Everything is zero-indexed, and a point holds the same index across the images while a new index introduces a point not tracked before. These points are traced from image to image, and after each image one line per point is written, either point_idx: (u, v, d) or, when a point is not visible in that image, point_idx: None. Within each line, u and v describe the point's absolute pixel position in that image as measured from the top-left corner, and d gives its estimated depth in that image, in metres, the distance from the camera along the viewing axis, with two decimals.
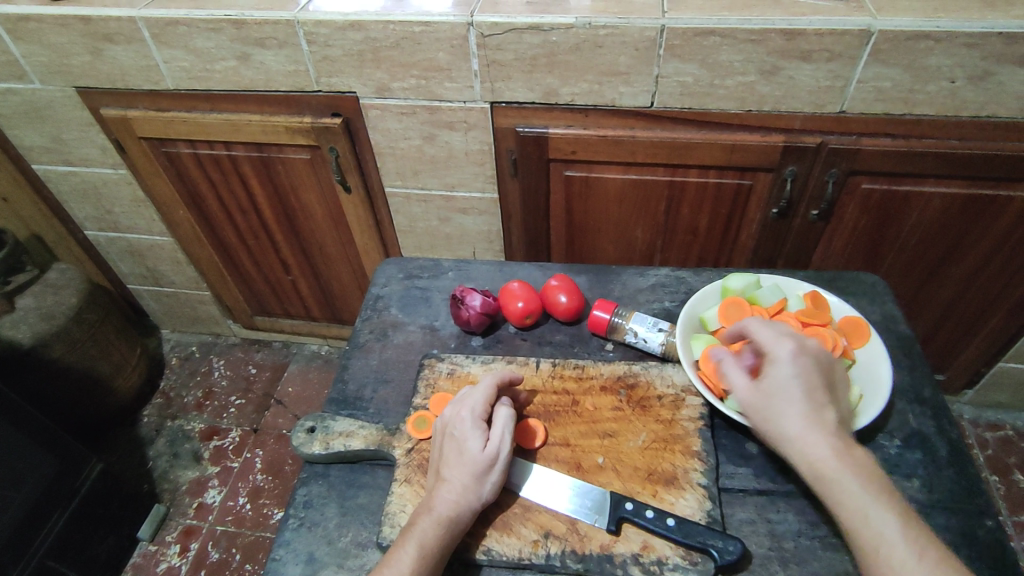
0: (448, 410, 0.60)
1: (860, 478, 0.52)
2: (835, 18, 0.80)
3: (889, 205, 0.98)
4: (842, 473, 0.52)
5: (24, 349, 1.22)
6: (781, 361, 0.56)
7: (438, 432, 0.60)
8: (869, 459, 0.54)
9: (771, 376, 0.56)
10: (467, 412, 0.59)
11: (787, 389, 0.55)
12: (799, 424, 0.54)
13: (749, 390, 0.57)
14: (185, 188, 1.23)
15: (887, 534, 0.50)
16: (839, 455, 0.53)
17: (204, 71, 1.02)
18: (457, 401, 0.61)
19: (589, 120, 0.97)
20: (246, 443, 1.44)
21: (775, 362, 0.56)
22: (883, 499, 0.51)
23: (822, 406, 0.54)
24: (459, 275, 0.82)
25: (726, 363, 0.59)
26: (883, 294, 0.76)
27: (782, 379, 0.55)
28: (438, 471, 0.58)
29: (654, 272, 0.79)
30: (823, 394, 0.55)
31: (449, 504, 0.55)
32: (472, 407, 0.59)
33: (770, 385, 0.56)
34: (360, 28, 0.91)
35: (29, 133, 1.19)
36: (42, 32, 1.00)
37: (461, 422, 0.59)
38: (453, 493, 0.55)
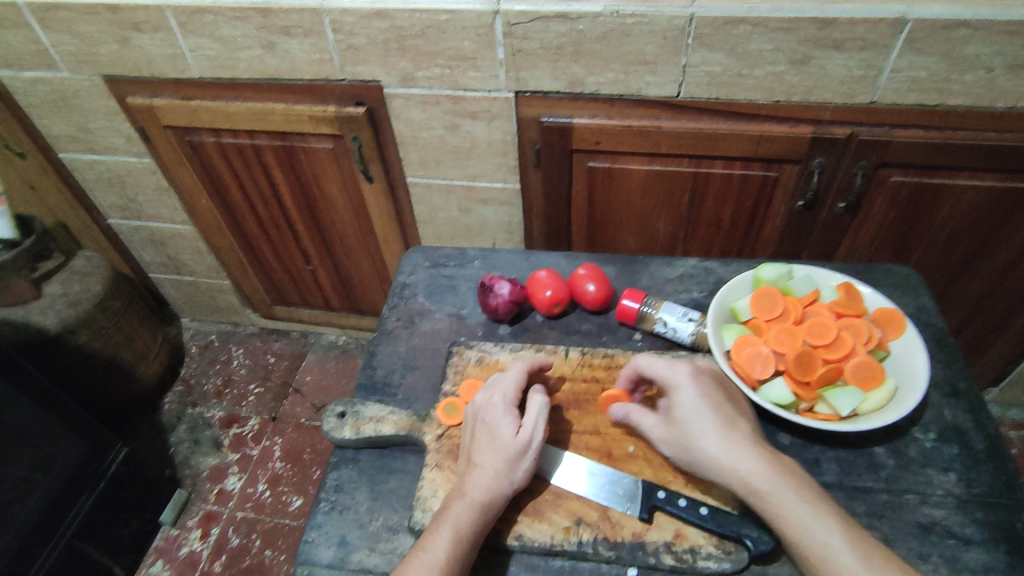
0: (479, 396, 0.60)
1: (792, 482, 0.53)
2: (869, 6, 0.79)
3: (919, 198, 0.96)
4: (769, 479, 0.53)
5: (51, 334, 1.24)
6: (683, 391, 0.58)
7: (470, 418, 0.60)
8: (793, 464, 0.55)
9: (679, 405, 0.57)
10: (500, 398, 0.59)
11: (694, 412, 0.57)
12: (716, 443, 0.55)
13: (665, 426, 0.58)
14: (208, 177, 1.24)
15: (832, 543, 0.50)
16: (764, 465, 0.54)
17: (229, 60, 1.02)
18: (489, 387, 0.61)
19: (614, 110, 0.96)
20: (265, 430, 1.46)
21: (677, 392, 0.58)
22: (810, 499, 0.52)
23: (733, 418, 0.56)
24: (485, 264, 0.82)
25: (631, 412, 0.59)
26: (916, 287, 0.75)
27: (688, 406, 0.57)
28: (470, 456, 0.58)
29: (682, 262, 0.78)
30: (731, 411, 0.57)
31: (483, 489, 0.55)
32: (505, 393, 0.59)
33: (680, 415, 0.57)
34: (385, 17, 0.91)
35: (56, 121, 1.20)
36: (71, 21, 1.01)
37: (493, 408, 0.59)
38: (487, 478, 0.56)
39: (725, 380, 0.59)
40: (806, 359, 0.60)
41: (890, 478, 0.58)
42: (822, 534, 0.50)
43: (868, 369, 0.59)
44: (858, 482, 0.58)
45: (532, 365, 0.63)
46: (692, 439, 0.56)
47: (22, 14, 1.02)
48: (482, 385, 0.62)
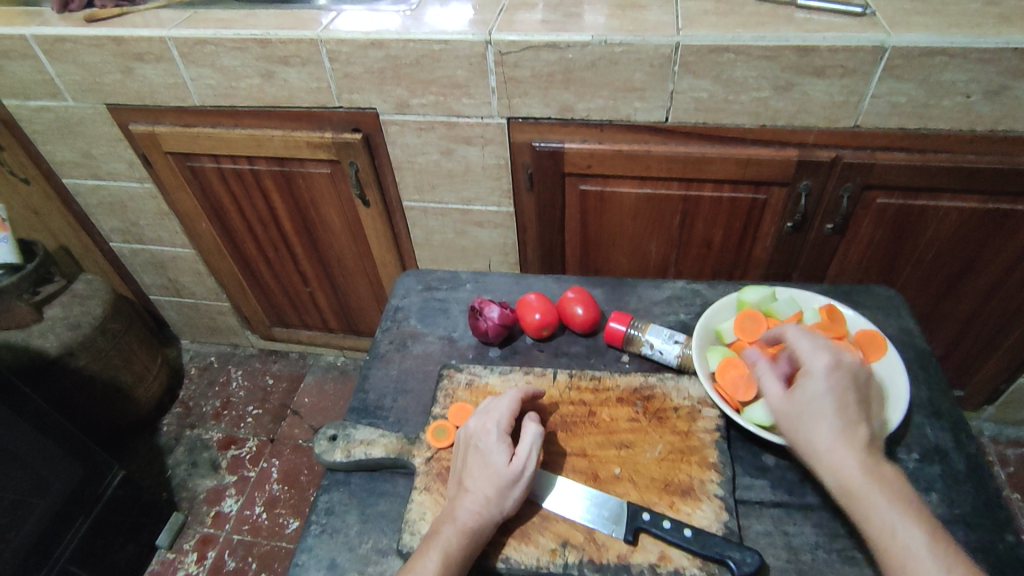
0: (474, 422, 0.61)
1: (888, 489, 0.52)
2: (849, 34, 0.81)
3: (905, 219, 0.98)
4: (867, 482, 0.52)
5: (51, 357, 1.25)
6: (815, 375, 0.56)
7: (463, 443, 0.61)
8: (899, 477, 0.54)
9: (805, 388, 0.57)
10: (495, 426, 0.60)
11: (820, 400, 0.55)
12: (827, 438, 0.54)
13: (783, 401, 0.58)
14: (208, 202, 1.26)
15: (913, 550, 0.50)
16: (868, 472, 0.53)
17: (229, 88, 1.05)
18: (484, 414, 0.62)
19: (604, 134, 0.98)
20: (263, 452, 1.46)
21: (811, 376, 0.57)
22: (908, 514, 0.51)
23: (852, 419, 0.55)
24: (477, 287, 0.83)
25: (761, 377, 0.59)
26: (899, 308, 0.76)
27: (813, 393, 0.56)
28: (461, 481, 0.59)
29: (669, 285, 0.80)
30: (854, 411, 0.56)
31: (473, 515, 0.56)
32: (500, 421, 0.60)
33: (803, 398, 0.56)
34: (381, 47, 0.94)
35: (60, 148, 1.23)
36: (77, 52, 1.04)
37: (487, 434, 0.60)
38: (478, 504, 0.56)
39: (865, 379, 0.57)
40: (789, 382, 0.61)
41: None
42: (905, 538, 0.50)
43: None
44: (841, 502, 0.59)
45: (525, 393, 0.64)
46: (802, 426, 0.56)
47: (30, 45, 1.05)
48: (476, 411, 0.63)
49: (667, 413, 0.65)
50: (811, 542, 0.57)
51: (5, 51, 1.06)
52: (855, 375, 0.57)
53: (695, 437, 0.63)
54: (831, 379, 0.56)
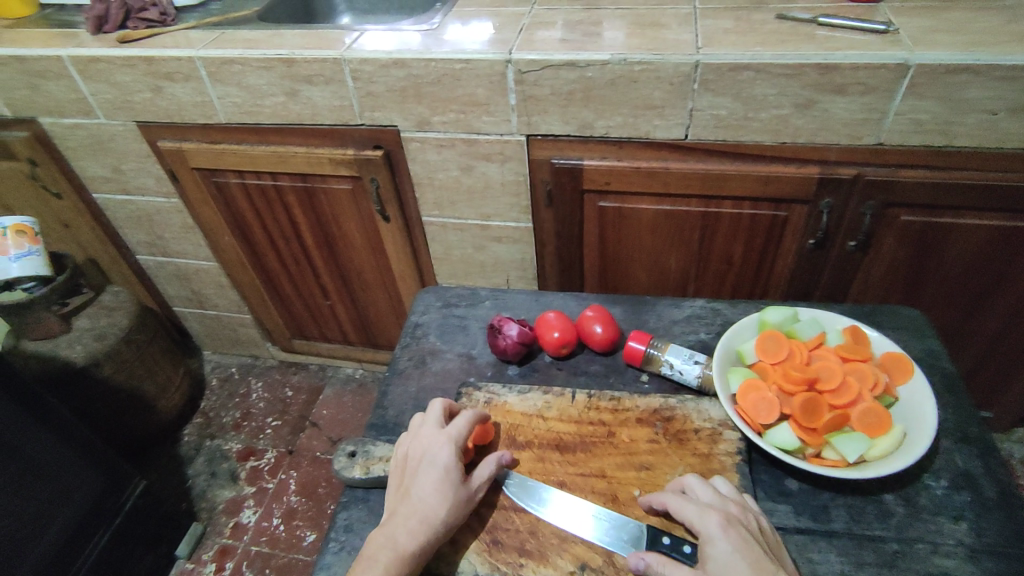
0: (425, 439, 0.61)
1: None
2: (871, 53, 0.81)
3: (930, 237, 0.96)
4: None
5: (77, 367, 1.28)
6: (715, 539, 0.52)
7: (412, 459, 0.61)
8: None
9: (717, 530, 0.52)
10: (447, 444, 0.60)
11: (731, 559, 0.51)
12: None
13: None
14: (231, 216, 1.28)
15: None
16: None
17: (255, 107, 1.07)
18: (430, 432, 0.62)
19: (623, 152, 0.99)
20: (281, 464, 1.47)
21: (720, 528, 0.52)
22: None
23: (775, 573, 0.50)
24: (496, 304, 0.83)
25: (652, 561, 0.53)
26: (926, 329, 0.75)
27: (725, 544, 0.51)
28: (408, 497, 0.58)
29: (689, 304, 0.79)
30: (770, 564, 0.51)
31: (418, 533, 0.56)
32: (452, 439, 0.61)
33: (716, 568, 0.51)
34: (402, 66, 0.95)
35: (91, 164, 1.27)
36: (109, 72, 1.08)
37: (439, 452, 0.60)
38: (424, 522, 0.56)
39: (758, 528, 0.53)
40: (812, 406, 0.60)
41: (900, 526, 0.57)
42: None
43: (875, 416, 0.59)
44: (867, 530, 0.58)
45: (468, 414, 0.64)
46: None
47: (65, 66, 1.09)
48: (417, 428, 0.63)
49: (687, 435, 0.64)
50: (837, 571, 0.55)
51: (41, 71, 1.10)
52: (748, 527, 0.54)
53: (716, 460, 0.62)
54: (732, 538, 0.51)
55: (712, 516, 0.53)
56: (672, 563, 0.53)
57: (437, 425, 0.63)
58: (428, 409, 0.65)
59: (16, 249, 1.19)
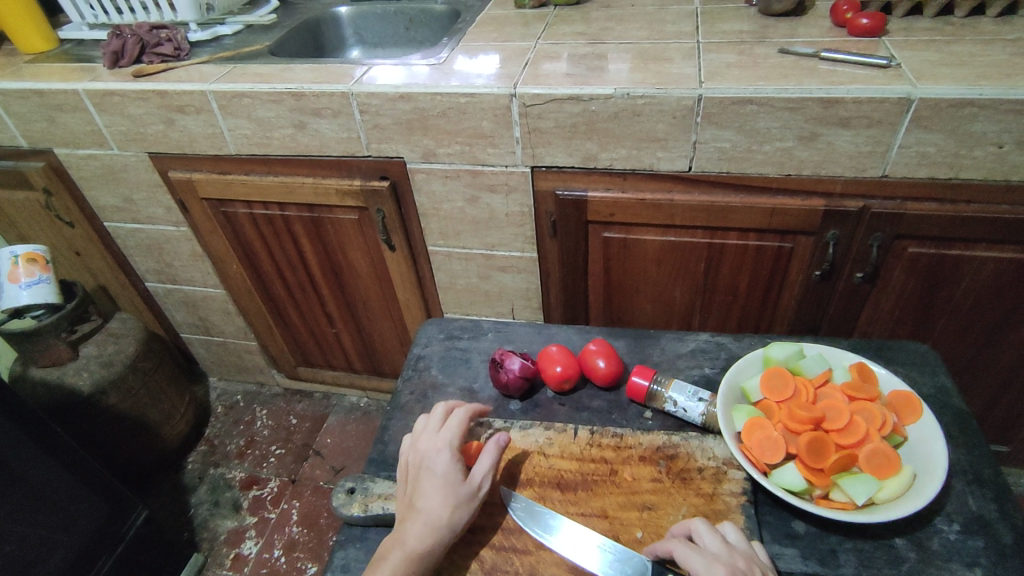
0: (424, 443, 0.63)
1: None
2: (874, 86, 0.81)
3: (938, 269, 0.95)
4: None
5: (83, 395, 1.28)
6: None
7: (413, 466, 0.63)
8: None
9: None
10: (446, 447, 0.62)
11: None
12: None
13: None
14: (239, 245, 1.30)
15: None
16: None
17: (264, 138, 1.09)
18: (430, 436, 0.64)
19: (627, 183, 0.99)
20: (284, 493, 1.46)
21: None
22: None
23: None
24: (499, 337, 0.83)
25: None
26: (935, 365, 0.74)
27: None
28: (412, 502, 0.60)
29: (694, 337, 0.79)
30: None
31: (426, 536, 0.57)
32: (450, 442, 0.63)
33: None
34: (408, 99, 0.97)
35: (104, 194, 1.29)
36: (123, 105, 1.10)
37: (439, 455, 0.62)
38: (431, 524, 0.58)
39: None
40: (818, 446, 0.59)
41: (912, 572, 0.56)
42: None
43: (882, 457, 0.58)
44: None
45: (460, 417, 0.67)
46: None
47: (81, 99, 1.11)
48: (416, 434, 0.65)
49: (691, 474, 0.63)
50: None
51: (58, 104, 1.13)
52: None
53: (721, 500, 0.61)
54: None
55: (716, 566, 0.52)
56: None
57: (433, 430, 0.65)
58: (427, 416, 0.67)
59: (27, 277, 1.20)
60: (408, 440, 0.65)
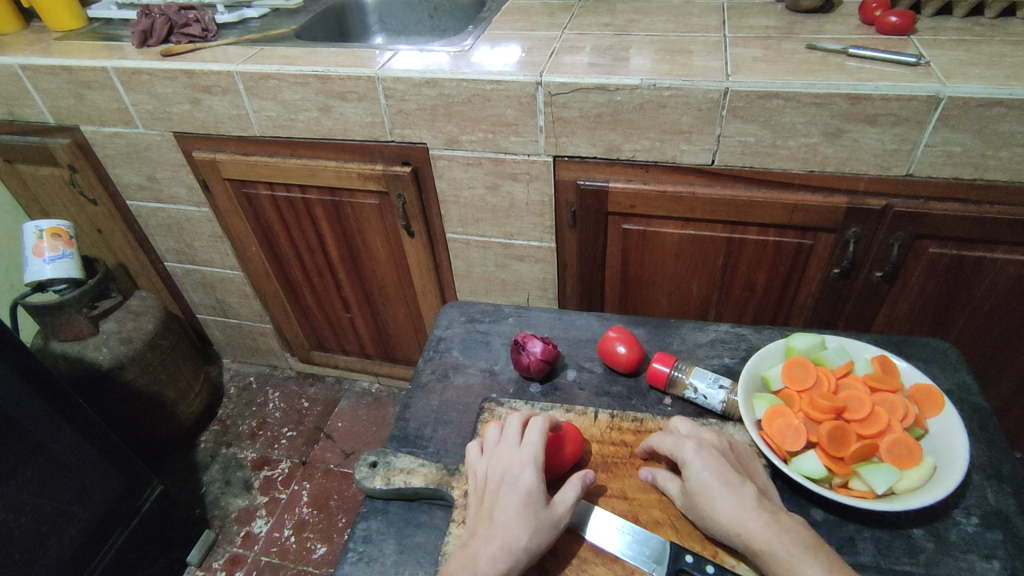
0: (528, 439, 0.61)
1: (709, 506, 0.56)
2: (903, 84, 0.81)
3: (960, 270, 0.95)
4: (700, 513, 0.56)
5: (102, 369, 1.30)
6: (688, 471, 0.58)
7: (491, 481, 0.60)
8: None
9: (735, 496, 0.55)
10: (531, 464, 0.59)
11: (782, 524, 0.53)
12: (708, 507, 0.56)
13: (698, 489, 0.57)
14: (259, 226, 1.31)
15: None
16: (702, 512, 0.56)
17: (288, 120, 1.10)
18: (510, 450, 0.61)
19: (649, 175, 0.99)
20: (294, 475, 1.47)
21: (711, 498, 0.56)
22: None
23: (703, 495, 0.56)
24: (519, 321, 0.84)
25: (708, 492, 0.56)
26: (955, 362, 0.74)
27: (736, 516, 0.54)
28: (488, 519, 0.57)
29: (714, 328, 0.79)
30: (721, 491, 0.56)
31: (500, 560, 0.54)
32: (535, 459, 0.60)
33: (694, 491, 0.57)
34: (434, 85, 0.98)
35: (127, 172, 1.30)
36: (151, 84, 1.11)
37: (526, 475, 0.58)
38: (525, 498, 0.57)
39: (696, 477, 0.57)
40: (839, 435, 0.59)
41: (930, 562, 0.56)
42: None
43: (903, 447, 0.58)
44: (895, 564, 0.56)
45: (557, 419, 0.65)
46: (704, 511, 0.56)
47: (109, 77, 1.13)
48: (484, 446, 0.63)
49: None
50: None
51: (86, 81, 1.14)
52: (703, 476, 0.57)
53: None
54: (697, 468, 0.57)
55: (698, 488, 0.56)
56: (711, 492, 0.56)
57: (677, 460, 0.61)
58: (497, 426, 0.65)
59: (51, 251, 1.23)
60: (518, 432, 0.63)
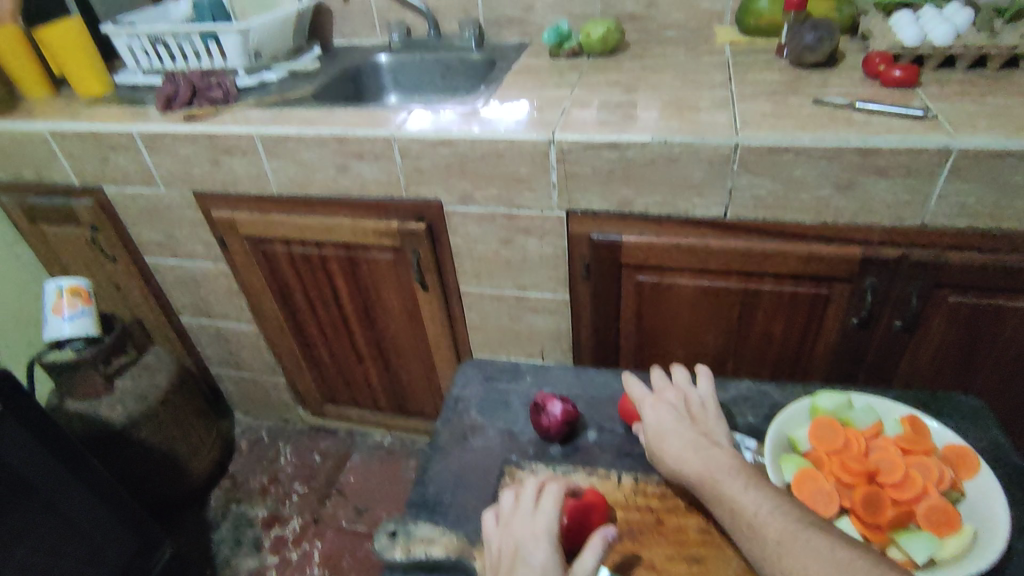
0: (542, 505, 0.59)
1: (665, 442, 0.64)
2: (912, 137, 0.82)
3: (981, 319, 0.94)
4: (654, 446, 0.65)
5: (116, 428, 1.30)
6: (648, 411, 0.68)
7: (505, 554, 0.57)
8: None
9: (679, 438, 0.63)
10: (546, 535, 0.57)
11: (714, 453, 0.61)
12: (665, 442, 0.64)
13: (654, 424, 0.66)
14: (274, 281, 1.32)
15: None
16: (657, 445, 0.65)
17: (306, 180, 1.12)
18: (525, 519, 0.58)
19: (662, 228, 1.00)
20: (306, 533, 1.44)
21: (665, 435, 0.65)
22: None
23: (660, 433, 0.65)
24: (537, 379, 0.83)
25: (662, 428, 0.65)
26: (986, 418, 0.72)
27: (678, 454, 0.62)
28: None
29: (735, 384, 0.78)
30: (676, 428, 0.65)
31: None
32: (550, 529, 0.57)
33: (652, 427, 0.66)
34: (449, 144, 1.00)
35: (146, 230, 1.33)
36: (173, 146, 1.15)
37: (540, 549, 0.56)
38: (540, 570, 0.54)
39: (655, 418, 0.67)
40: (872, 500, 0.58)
41: None
42: None
43: (941, 514, 0.56)
44: None
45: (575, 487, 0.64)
46: (659, 444, 0.64)
47: (134, 140, 1.16)
48: (499, 515, 0.61)
49: None
50: None
51: (111, 145, 1.18)
52: (661, 417, 0.66)
53: None
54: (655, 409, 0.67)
55: (652, 436, 0.66)
56: (665, 429, 0.65)
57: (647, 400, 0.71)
58: (512, 494, 0.62)
59: (70, 309, 1.24)
60: (532, 498, 0.61)
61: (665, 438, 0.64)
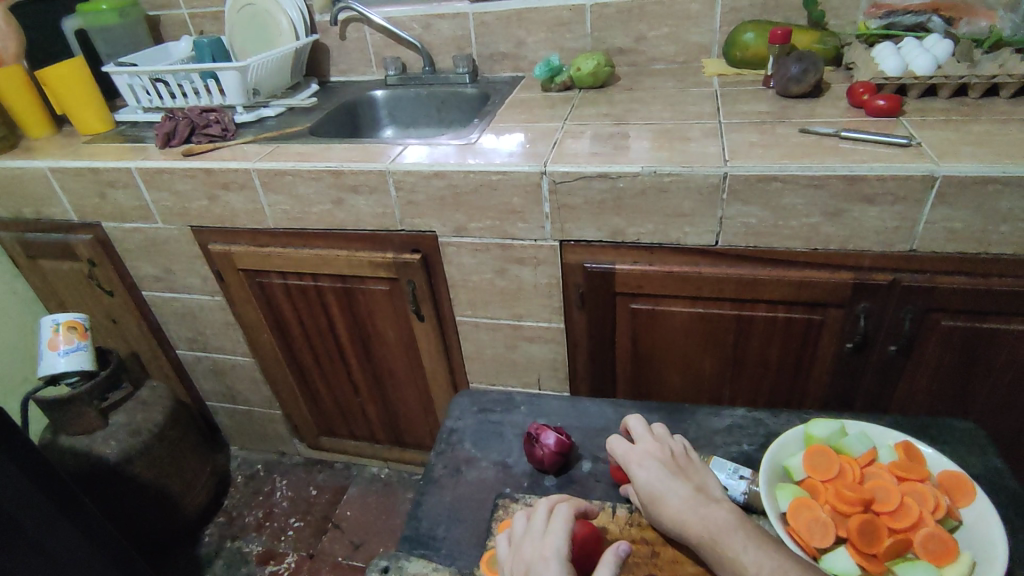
0: (552, 528, 0.59)
1: (663, 503, 0.61)
2: (897, 165, 0.84)
3: (975, 342, 0.94)
4: (650, 507, 0.62)
5: (110, 463, 1.29)
6: (640, 468, 0.65)
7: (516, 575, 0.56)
8: None
9: (676, 495, 0.61)
10: (555, 556, 0.56)
11: (713, 512, 0.59)
12: (664, 502, 0.61)
13: (648, 483, 0.63)
14: (271, 314, 1.32)
15: None
16: (654, 506, 0.62)
17: (302, 213, 1.14)
18: (536, 542, 0.58)
19: (655, 257, 1.01)
20: (301, 569, 1.42)
21: (661, 494, 0.62)
22: None
23: (658, 493, 0.62)
24: (531, 410, 0.83)
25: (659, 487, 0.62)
26: (982, 443, 0.72)
27: (678, 514, 0.60)
28: None
29: (729, 413, 0.78)
30: (673, 485, 0.62)
31: None
32: (560, 550, 0.56)
33: (646, 486, 0.63)
34: (442, 177, 1.02)
35: (144, 264, 1.34)
36: (172, 182, 1.17)
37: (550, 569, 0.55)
38: None
39: (649, 476, 0.64)
40: (869, 530, 0.57)
41: None
42: None
43: (938, 541, 0.56)
44: None
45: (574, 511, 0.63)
46: (658, 505, 0.61)
47: (133, 177, 1.18)
48: (511, 539, 0.61)
49: None
50: None
51: (110, 181, 1.20)
52: (655, 475, 0.63)
53: None
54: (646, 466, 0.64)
55: (646, 496, 0.63)
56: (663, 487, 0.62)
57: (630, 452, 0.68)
58: (525, 517, 0.62)
59: (66, 344, 1.24)
60: (543, 522, 0.60)
61: (663, 498, 0.61)
